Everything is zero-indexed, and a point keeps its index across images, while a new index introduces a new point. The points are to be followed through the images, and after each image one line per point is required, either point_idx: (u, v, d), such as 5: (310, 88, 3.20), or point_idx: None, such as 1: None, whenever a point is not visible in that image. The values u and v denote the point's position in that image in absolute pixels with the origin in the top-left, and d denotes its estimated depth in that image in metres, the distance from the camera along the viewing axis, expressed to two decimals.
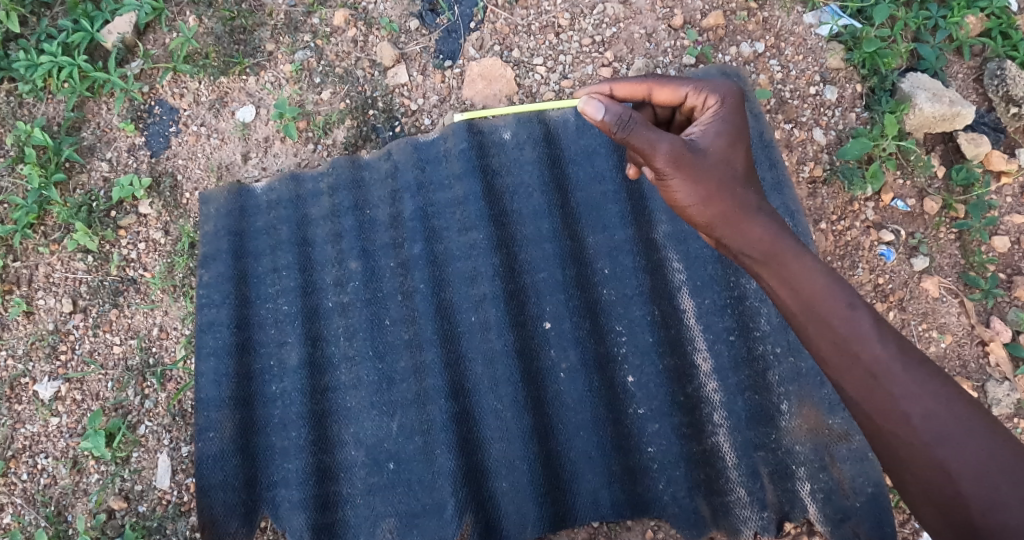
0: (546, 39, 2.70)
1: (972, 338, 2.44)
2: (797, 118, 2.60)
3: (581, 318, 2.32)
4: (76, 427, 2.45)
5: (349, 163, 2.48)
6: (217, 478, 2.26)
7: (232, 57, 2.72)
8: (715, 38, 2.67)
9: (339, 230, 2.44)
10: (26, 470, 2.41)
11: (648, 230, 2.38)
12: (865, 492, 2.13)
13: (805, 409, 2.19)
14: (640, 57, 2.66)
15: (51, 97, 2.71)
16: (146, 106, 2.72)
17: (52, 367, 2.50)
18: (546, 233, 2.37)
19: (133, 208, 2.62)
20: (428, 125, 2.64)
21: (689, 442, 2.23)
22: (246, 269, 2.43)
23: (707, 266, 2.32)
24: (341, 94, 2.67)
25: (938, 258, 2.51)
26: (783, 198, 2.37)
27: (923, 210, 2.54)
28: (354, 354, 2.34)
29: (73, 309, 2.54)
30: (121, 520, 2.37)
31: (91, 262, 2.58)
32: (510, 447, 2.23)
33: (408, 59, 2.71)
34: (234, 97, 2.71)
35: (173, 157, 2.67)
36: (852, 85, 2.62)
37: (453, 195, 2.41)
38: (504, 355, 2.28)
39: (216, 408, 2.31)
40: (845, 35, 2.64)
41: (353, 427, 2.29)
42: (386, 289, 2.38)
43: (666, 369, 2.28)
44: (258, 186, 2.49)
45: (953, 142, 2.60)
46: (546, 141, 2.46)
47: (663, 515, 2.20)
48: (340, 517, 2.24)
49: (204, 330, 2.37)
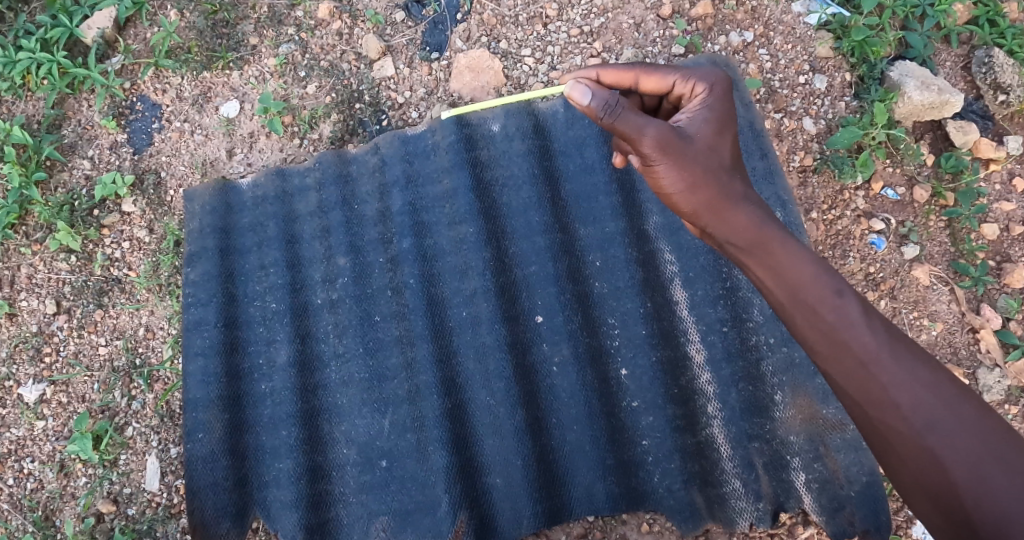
0: (534, 30, 2.67)
1: (962, 326, 2.43)
2: (787, 107, 2.59)
3: (573, 311, 2.29)
4: (62, 430, 2.41)
5: (336, 158, 2.45)
6: (207, 479, 2.23)
7: (215, 52, 2.68)
8: (704, 27, 2.66)
9: (327, 226, 2.41)
10: (12, 475, 2.38)
11: (638, 221, 2.36)
12: (859, 481, 2.12)
13: (798, 400, 2.18)
14: (629, 47, 2.64)
15: (30, 94, 2.66)
16: (127, 102, 2.67)
17: (36, 369, 2.46)
18: (536, 226, 2.35)
19: (116, 206, 2.58)
20: (416, 118, 2.61)
21: (683, 434, 2.21)
22: (232, 267, 2.40)
23: (700, 257, 2.30)
24: (327, 88, 2.64)
25: (928, 246, 2.50)
26: (774, 188, 2.35)
27: (913, 198, 2.53)
28: (344, 351, 2.31)
29: (56, 311, 2.50)
30: (111, 524, 2.33)
31: (74, 262, 2.54)
32: (503, 443, 2.21)
33: (394, 52, 2.67)
34: (218, 93, 2.67)
35: (157, 154, 2.62)
36: (841, 73, 2.61)
37: (442, 189, 2.39)
38: (495, 349, 2.26)
39: (205, 408, 2.27)
40: (834, 24, 2.63)
41: (344, 425, 2.26)
42: (375, 285, 2.35)
43: (659, 362, 2.26)
44: (244, 183, 2.46)
45: (942, 130, 2.59)
46: (535, 133, 2.43)
47: (659, 508, 2.19)
48: (333, 517, 2.22)
49: (191, 330, 2.34)
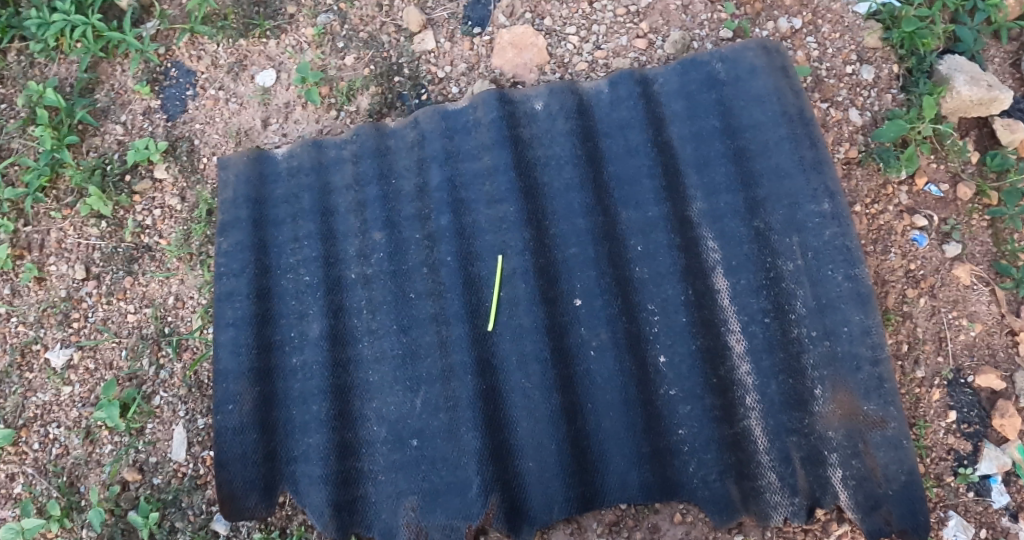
0: (580, 8, 2.60)
1: (1001, 328, 2.38)
2: (834, 97, 2.51)
3: (613, 295, 2.24)
4: (89, 397, 2.39)
5: (374, 131, 2.41)
6: (236, 451, 2.22)
7: (252, 20, 2.64)
8: (752, 12, 2.59)
9: (363, 200, 2.37)
10: (37, 439, 2.37)
11: (682, 207, 2.29)
12: (898, 480, 2.08)
13: (839, 395, 2.13)
14: (676, 29, 2.57)
15: (64, 57, 2.63)
16: (162, 68, 2.64)
17: (64, 334, 2.44)
18: (577, 208, 2.29)
19: (149, 172, 2.55)
20: (456, 93, 2.56)
21: (721, 425, 2.16)
22: (265, 238, 2.36)
23: (743, 245, 2.23)
24: (365, 59, 2.59)
25: (970, 245, 2.44)
26: (822, 179, 2.23)
27: (956, 196, 2.46)
28: (377, 327, 2.27)
29: (85, 276, 2.48)
30: (136, 493, 2.31)
31: (104, 227, 2.51)
32: (537, 427, 2.17)
33: (435, 25, 2.62)
34: (254, 61, 2.63)
35: (190, 121, 2.59)
36: (889, 65, 2.53)
37: (482, 165, 2.34)
38: (532, 331, 2.21)
39: (235, 379, 2.25)
40: (884, 14, 2.54)
41: (375, 402, 2.23)
42: (411, 261, 2.30)
43: (700, 350, 2.20)
44: (279, 153, 2.42)
45: (988, 127, 2.53)
46: (579, 113, 2.37)
47: (693, 498, 2.15)
48: (361, 494, 2.19)
49: (223, 300, 2.31)
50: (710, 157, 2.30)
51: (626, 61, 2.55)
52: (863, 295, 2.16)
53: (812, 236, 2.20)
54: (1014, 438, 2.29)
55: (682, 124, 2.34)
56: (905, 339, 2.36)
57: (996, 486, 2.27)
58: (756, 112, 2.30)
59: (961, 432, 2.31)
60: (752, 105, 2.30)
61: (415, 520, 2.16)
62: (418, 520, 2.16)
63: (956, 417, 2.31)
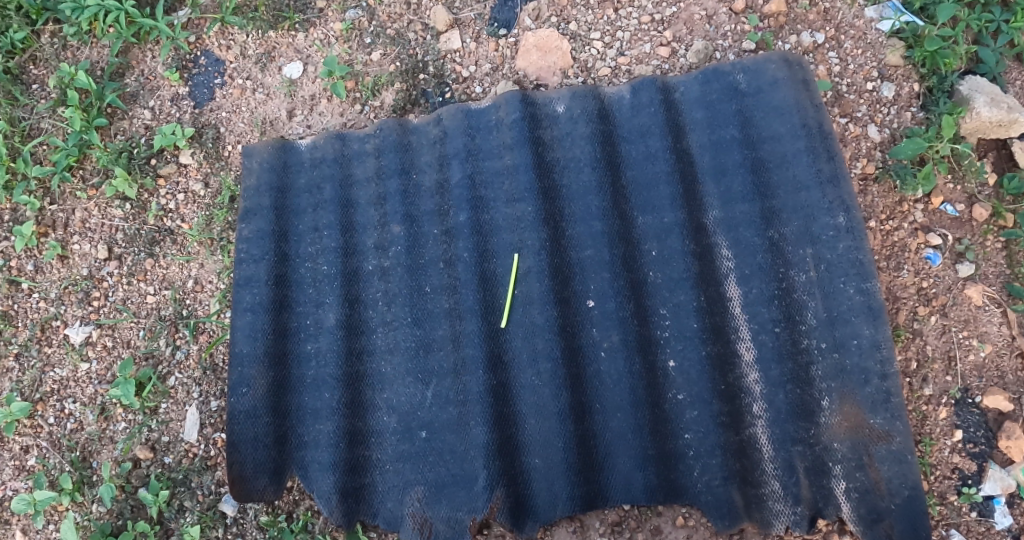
0: (605, 14, 2.63)
1: (1011, 350, 2.38)
2: (853, 113, 2.53)
3: (626, 298, 2.26)
4: (106, 374, 2.44)
5: (397, 126, 2.44)
6: (248, 434, 2.25)
7: (282, 12, 2.68)
8: (776, 25, 2.61)
9: (383, 193, 2.40)
10: (53, 414, 2.42)
11: (697, 214, 2.31)
12: (901, 494, 2.10)
13: (846, 407, 2.15)
14: (700, 39, 2.59)
15: (96, 41, 2.68)
16: (191, 55, 2.69)
17: (84, 312, 2.49)
18: (594, 210, 2.32)
19: (174, 157, 2.59)
20: (479, 93, 2.60)
21: (726, 431, 2.18)
22: (286, 226, 2.40)
23: (757, 255, 2.25)
24: (391, 56, 2.63)
25: (983, 265, 2.44)
26: (838, 192, 2.24)
27: (971, 216, 2.47)
28: (392, 319, 2.31)
29: (107, 256, 2.53)
30: (146, 470, 2.35)
31: (128, 209, 2.56)
32: (545, 424, 2.20)
33: (462, 25, 2.66)
34: (282, 53, 2.67)
35: (217, 109, 2.64)
36: (909, 84, 2.54)
37: (502, 165, 2.37)
38: (544, 330, 2.24)
39: (250, 364, 2.29)
40: (907, 32, 2.55)
41: (387, 393, 2.26)
42: (428, 256, 2.34)
43: (709, 356, 2.22)
44: (303, 144, 2.46)
45: (1006, 149, 2.53)
46: (600, 117, 2.39)
47: (695, 503, 2.18)
48: (368, 483, 2.23)
49: (242, 285, 2.35)
50: (728, 166, 2.32)
51: (648, 68, 2.58)
52: (874, 309, 2.17)
53: (826, 248, 2.22)
54: (1020, 460, 2.29)
55: (701, 133, 2.36)
56: (915, 356, 2.37)
57: (998, 508, 2.27)
58: (776, 124, 2.32)
59: (967, 451, 2.32)
60: (771, 117, 2.32)
61: (421, 510, 2.19)
62: (424, 510, 2.19)
63: (962, 436, 2.32)
